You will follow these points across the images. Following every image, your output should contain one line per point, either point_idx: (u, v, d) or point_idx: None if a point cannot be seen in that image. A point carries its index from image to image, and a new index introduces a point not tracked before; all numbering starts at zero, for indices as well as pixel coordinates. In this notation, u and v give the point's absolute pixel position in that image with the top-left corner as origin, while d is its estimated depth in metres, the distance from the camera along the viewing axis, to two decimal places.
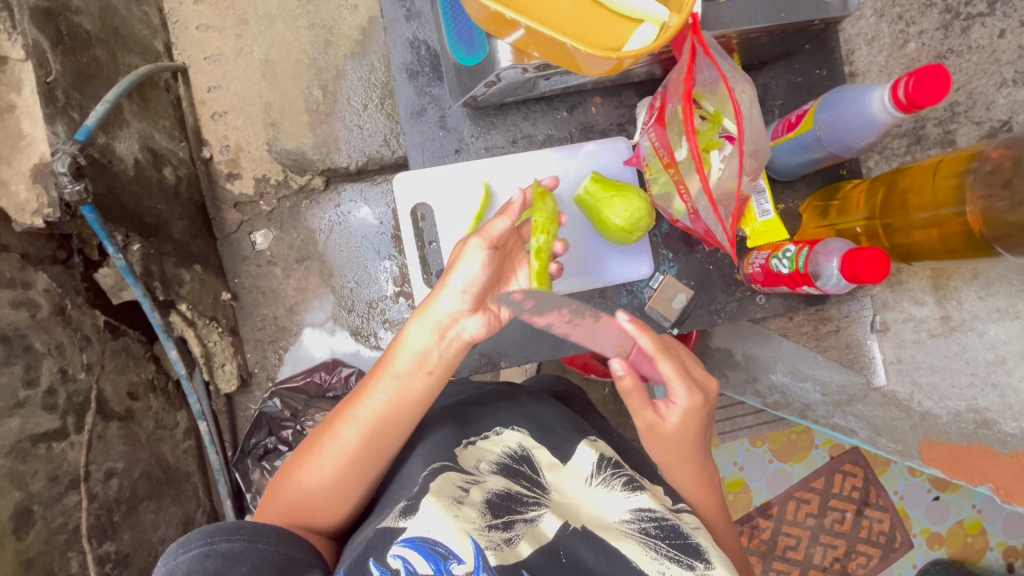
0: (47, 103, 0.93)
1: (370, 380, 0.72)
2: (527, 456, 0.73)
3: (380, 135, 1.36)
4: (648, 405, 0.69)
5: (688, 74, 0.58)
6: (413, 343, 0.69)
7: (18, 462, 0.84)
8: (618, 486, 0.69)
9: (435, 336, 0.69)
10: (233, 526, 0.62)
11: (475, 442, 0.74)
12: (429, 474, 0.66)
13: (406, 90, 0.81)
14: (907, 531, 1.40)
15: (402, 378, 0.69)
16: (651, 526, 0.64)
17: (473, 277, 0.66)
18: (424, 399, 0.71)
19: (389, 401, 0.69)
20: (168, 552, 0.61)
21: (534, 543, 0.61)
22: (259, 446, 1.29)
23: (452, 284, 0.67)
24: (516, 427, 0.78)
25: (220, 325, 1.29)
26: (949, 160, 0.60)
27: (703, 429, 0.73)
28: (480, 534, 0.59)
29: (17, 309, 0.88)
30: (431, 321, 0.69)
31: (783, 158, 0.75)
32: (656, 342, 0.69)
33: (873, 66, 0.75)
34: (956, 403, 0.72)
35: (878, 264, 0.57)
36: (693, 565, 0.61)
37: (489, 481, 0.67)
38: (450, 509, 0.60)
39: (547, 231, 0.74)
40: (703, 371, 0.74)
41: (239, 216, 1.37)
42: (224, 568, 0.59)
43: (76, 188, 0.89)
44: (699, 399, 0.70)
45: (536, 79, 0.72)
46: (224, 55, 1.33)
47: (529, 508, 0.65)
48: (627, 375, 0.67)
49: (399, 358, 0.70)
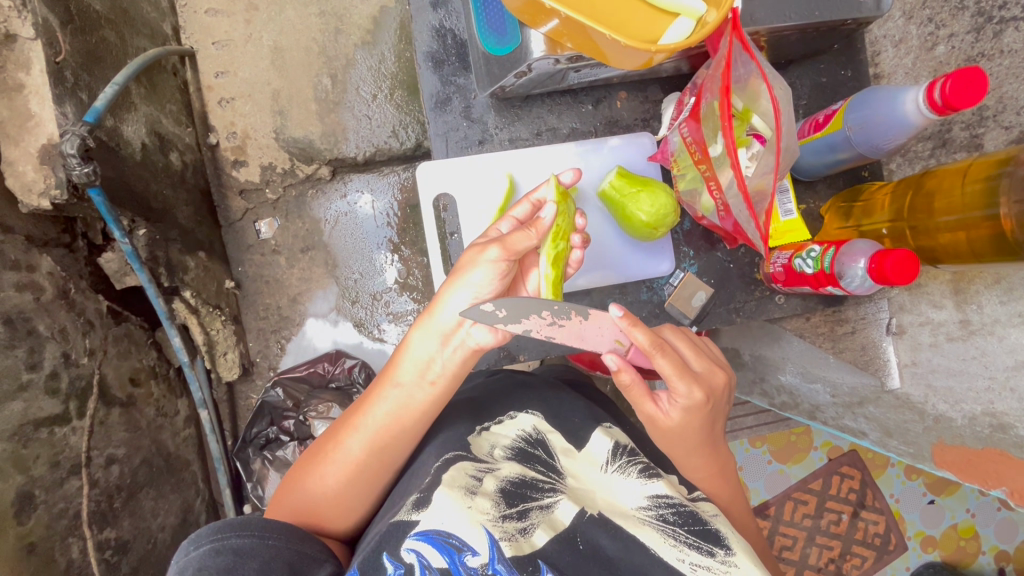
0: (57, 83, 0.90)
1: (376, 388, 0.71)
2: (542, 440, 0.73)
3: (389, 127, 1.35)
4: (648, 398, 0.69)
5: (728, 68, 0.57)
6: (417, 351, 0.68)
7: (21, 446, 0.82)
8: (635, 473, 0.69)
9: (439, 344, 0.68)
10: (243, 522, 0.61)
11: (489, 427, 0.74)
12: (440, 465, 0.65)
13: (430, 79, 0.81)
14: (901, 533, 1.42)
15: (407, 387, 0.69)
16: (669, 512, 0.64)
17: (484, 287, 0.65)
18: (428, 408, 0.69)
19: (393, 411, 0.68)
20: (180, 548, 0.61)
21: (550, 531, 0.61)
22: (260, 435, 1.26)
23: (457, 291, 0.66)
24: (531, 410, 0.78)
25: (223, 314, 1.27)
26: (980, 163, 0.60)
27: (709, 421, 0.71)
28: (495, 525, 0.59)
29: (21, 292, 0.87)
30: (437, 331, 0.67)
31: (808, 157, 0.76)
32: (649, 339, 0.65)
33: (899, 68, 0.77)
34: (971, 406, 0.72)
35: (908, 265, 0.58)
36: (713, 552, 0.61)
37: (504, 469, 0.67)
38: (463, 500, 0.60)
39: (566, 237, 0.72)
40: (707, 364, 0.71)
41: (244, 204, 1.35)
42: (233, 565, 0.59)
43: (85, 170, 0.87)
44: (699, 395, 0.68)
45: (566, 71, 0.71)
46: (233, 40, 1.31)
47: (545, 494, 0.65)
48: (621, 372, 0.66)
49: (404, 367, 0.69)
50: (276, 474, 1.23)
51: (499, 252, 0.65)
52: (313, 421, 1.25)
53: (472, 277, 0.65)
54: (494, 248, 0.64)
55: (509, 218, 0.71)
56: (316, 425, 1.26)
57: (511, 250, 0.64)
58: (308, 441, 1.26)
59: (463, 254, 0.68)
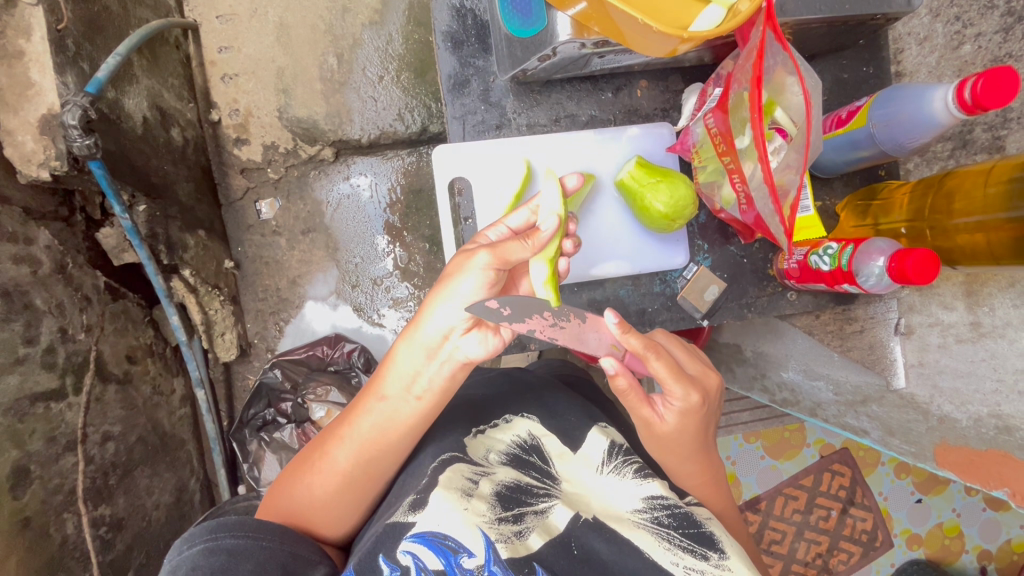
0: (58, 51, 0.88)
1: (362, 400, 0.70)
2: (537, 446, 0.72)
3: (394, 110, 1.32)
4: (645, 403, 0.68)
5: (761, 58, 0.56)
6: (402, 366, 0.66)
7: (17, 421, 0.81)
8: (630, 474, 0.68)
9: (425, 358, 0.65)
10: (237, 522, 0.61)
11: (485, 431, 0.73)
12: (438, 466, 0.65)
13: (448, 60, 0.79)
14: (888, 530, 1.44)
15: (393, 400, 0.67)
16: (663, 515, 0.64)
17: (473, 296, 0.62)
18: (416, 424, 0.68)
19: (379, 424, 0.67)
20: (173, 548, 0.61)
21: (545, 534, 0.61)
22: (258, 416, 1.24)
23: (445, 301, 0.63)
24: (527, 414, 0.77)
25: (222, 294, 1.26)
26: (1002, 166, 0.60)
27: (704, 425, 0.71)
28: (490, 527, 0.59)
29: (18, 265, 0.85)
30: (422, 345, 0.65)
31: (830, 153, 0.76)
32: (642, 342, 0.63)
33: (922, 66, 0.77)
34: (978, 408, 0.73)
35: (928, 265, 0.57)
36: (707, 555, 0.62)
37: (500, 473, 0.67)
38: (460, 501, 0.60)
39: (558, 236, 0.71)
40: (701, 368, 0.71)
41: (245, 182, 1.33)
42: (227, 565, 0.58)
43: (85, 142, 0.85)
44: (695, 398, 0.67)
45: (589, 56, 0.70)
46: (238, 15, 1.28)
47: (539, 499, 0.65)
48: (617, 376, 0.64)
49: (390, 380, 0.67)
50: (273, 455, 1.21)
51: (488, 258, 0.63)
52: (313, 404, 1.23)
53: (460, 288, 0.62)
54: (483, 255, 0.62)
55: (502, 226, 0.69)
56: (315, 409, 1.23)
57: (502, 259, 0.63)
58: (306, 425, 1.23)
59: (452, 261, 0.65)
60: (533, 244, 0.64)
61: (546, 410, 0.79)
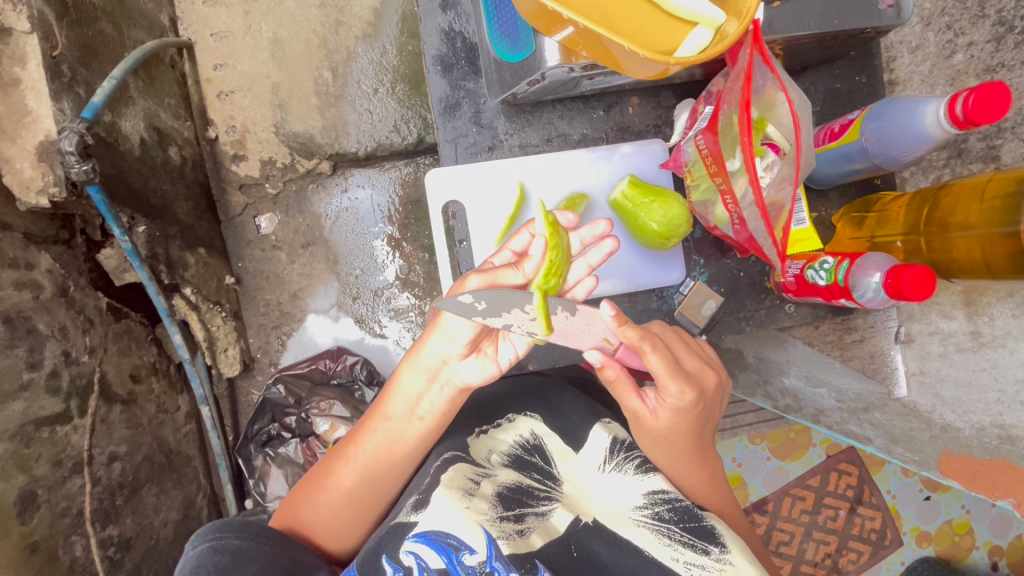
0: (53, 78, 0.88)
1: (365, 422, 0.71)
2: (539, 446, 0.72)
3: (389, 121, 1.32)
4: (635, 393, 0.66)
5: (750, 81, 0.57)
6: (407, 389, 0.68)
7: (22, 446, 0.81)
8: (631, 469, 0.68)
9: (427, 381, 0.68)
10: (240, 524, 0.62)
11: (489, 431, 0.73)
12: (440, 465, 0.65)
13: (439, 83, 0.79)
14: (897, 529, 1.42)
15: (396, 422, 0.69)
16: (665, 510, 0.64)
17: (462, 332, 0.64)
18: (418, 446, 0.69)
19: (383, 444, 0.69)
20: (182, 547, 0.62)
21: (546, 536, 0.62)
22: (262, 432, 1.24)
23: (445, 331, 0.65)
24: (530, 413, 0.76)
25: (224, 310, 1.26)
26: (998, 179, 0.60)
27: (699, 423, 0.69)
28: (492, 524, 0.59)
29: (20, 291, 0.85)
30: (424, 368, 0.67)
31: (823, 166, 0.76)
32: (639, 334, 0.61)
33: (916, 74, 0.77)
34: (980, 417, 0.73)
35: (924, 281, 0.58)
36: (708, 550, 0.61)
37: (501, 474, 0.67)
38: (461, 501, 0.60)
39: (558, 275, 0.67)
40: (698, 364, 0.69)
41: (244, 198, 1.34)
42: (230, 566, 0.58)
43: (83, 168, 0.86)
44: (690, 396, 0.65)
45: (579, 78, 0.71)
46: (232, 32, 1.28)
47: (540, 502, 0.65)
48: (606, 368, 0.63)
49: (394, 402, 0.69)
50: (278, 470, 1.20)
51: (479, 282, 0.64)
52: (316, 418, 1.21)
53: (448, 316, 0.63)
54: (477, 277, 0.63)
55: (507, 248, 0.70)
56: (318, 423, 1.21)
57: (489, 281, 0.63)
58: (310, 439, 1.21)
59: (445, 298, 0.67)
60: (525, 271, 0.65)
61: (549, 410, 0.78)
